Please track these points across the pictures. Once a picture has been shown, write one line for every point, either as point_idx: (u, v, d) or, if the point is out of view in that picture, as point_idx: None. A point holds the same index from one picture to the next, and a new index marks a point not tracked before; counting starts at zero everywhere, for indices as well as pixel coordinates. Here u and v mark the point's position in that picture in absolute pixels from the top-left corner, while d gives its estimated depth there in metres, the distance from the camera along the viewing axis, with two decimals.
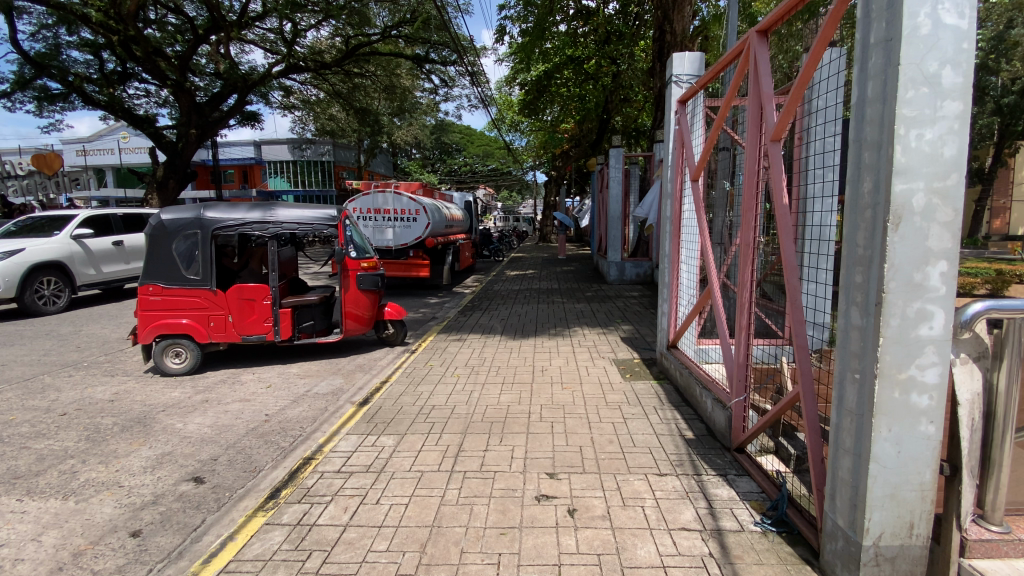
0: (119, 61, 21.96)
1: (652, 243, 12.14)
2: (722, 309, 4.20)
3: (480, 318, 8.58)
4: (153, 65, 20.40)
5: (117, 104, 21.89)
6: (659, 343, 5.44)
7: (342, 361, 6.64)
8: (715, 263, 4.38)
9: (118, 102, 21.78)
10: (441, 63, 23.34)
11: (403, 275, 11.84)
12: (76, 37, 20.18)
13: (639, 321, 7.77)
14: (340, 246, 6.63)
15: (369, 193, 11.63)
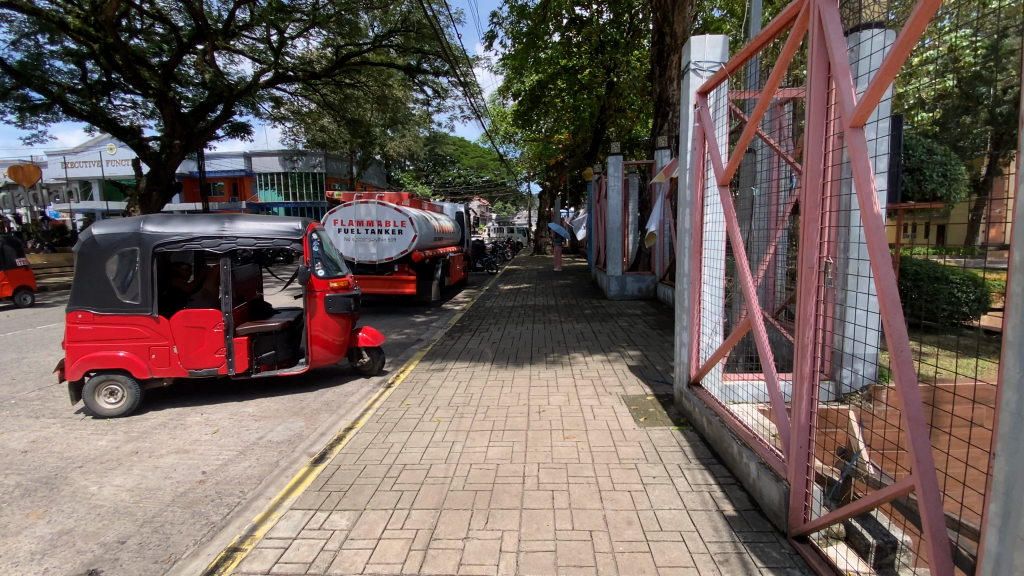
0: (104, 72, 21.20)
1: (655, 255, 11.35)
2: (766, 345, 3.27)
3: (468, 341, 7.68)
4: (135, 74, 19.63)
5: (99, 114, 21.07)
6: (677, 377, 4.59)
7: (307, 397, 5.74)
8: (753, 285, 3.48)
9: (101, 112, 20.98)
10: (434, 73, 22.73)
11: (387, 291, 10.95)
12: (59, 46, 19.40)
13: (647, 346, 6.91)
14: (306, 265, 5.76)
15: (351, 204, 10.77)
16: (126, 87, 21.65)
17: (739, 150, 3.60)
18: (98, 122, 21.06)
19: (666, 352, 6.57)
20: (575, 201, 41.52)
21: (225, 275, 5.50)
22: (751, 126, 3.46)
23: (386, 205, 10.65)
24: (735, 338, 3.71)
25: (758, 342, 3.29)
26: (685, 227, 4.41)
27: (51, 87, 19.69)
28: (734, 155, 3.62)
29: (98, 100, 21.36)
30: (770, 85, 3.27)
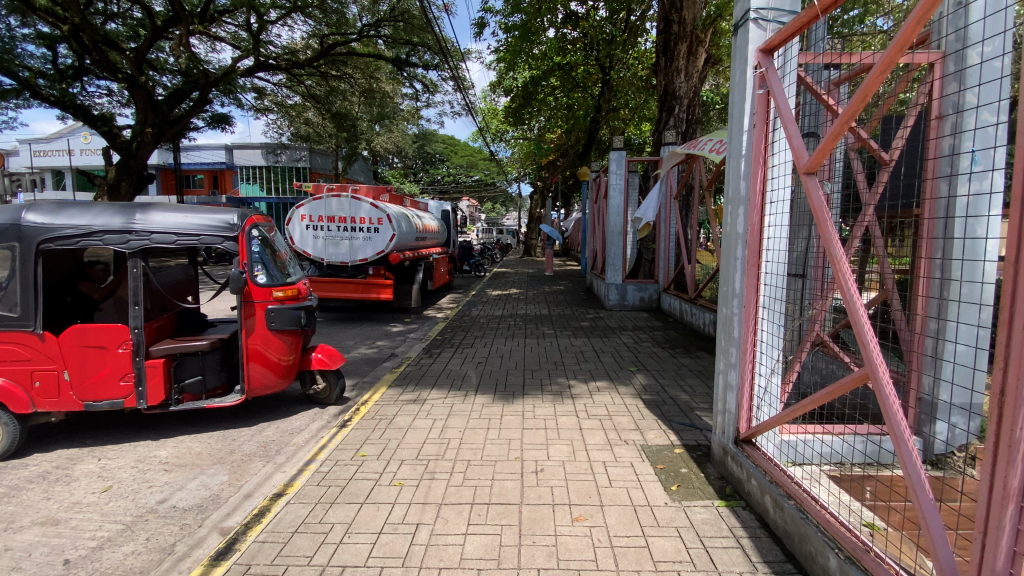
0: (76, 56, 19.69)
1: (659, 261, 10.27)
2: (893, 412, 2.22)
3: (448, 359, 6.52)
4: (103, 57, 18.22)
5: (69, 100, 19.67)
6: (716, 426, 3.52)
7: (240, 438, 4.56)
8: (864, 322, 2.38)
9: (71, 98, 19.59)
10: (423, 66, 21.50)
11: (360, 297, 9.70)
12: (29, 29, 17.93)
13: (660, 371, 5.80)
14: (240, 269, 4.51)
15: (321, 197, 9.61)
16: (97, 74, 20.20)
17: (844, 120, 2.51)
18: (68, 110, 19.68)
19: (685, 382, 5.47)
20: (566, 202, 40.59)
21: (133, 280, 4.29)
22: (872, 81, 2.40)
23: (361, 199, 9.47)
24: (824, 395, 2.64)
25: (887, 413, 2.23)
26: (733, 231, 3.27)
27: (20, 72, 18.29)
28: (833, 127, 2.53)
29: (70, 87, 19.94)
30: (912, 22, 2.19)
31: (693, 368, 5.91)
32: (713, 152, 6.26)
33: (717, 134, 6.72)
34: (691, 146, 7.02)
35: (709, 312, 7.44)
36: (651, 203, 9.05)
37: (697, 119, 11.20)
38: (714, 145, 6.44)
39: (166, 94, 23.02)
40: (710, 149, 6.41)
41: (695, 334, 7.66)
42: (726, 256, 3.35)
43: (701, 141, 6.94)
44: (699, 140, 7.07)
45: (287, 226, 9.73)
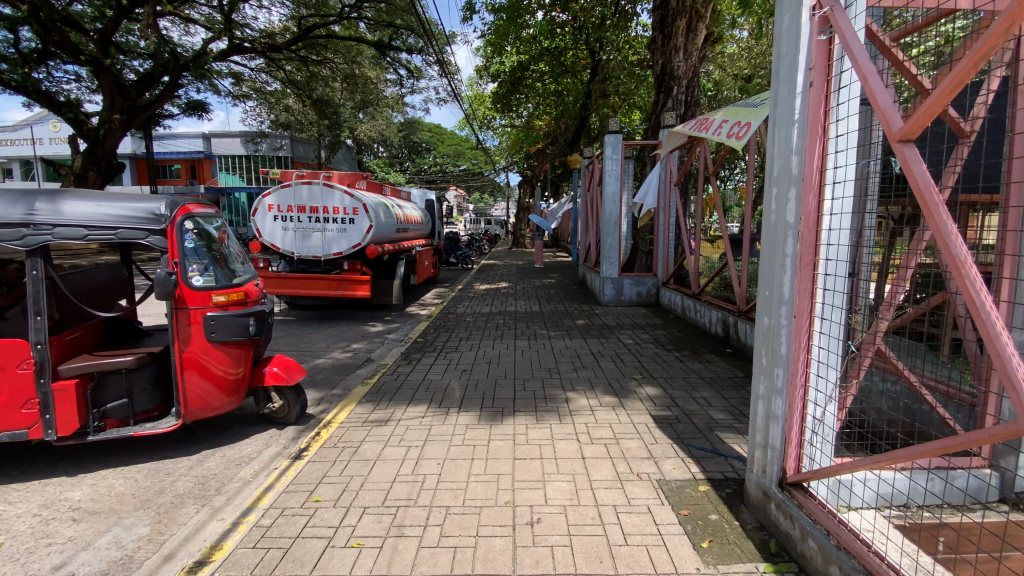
0: (36, 39, 18.40)
1: (657, 253, 9.53)
2: None
3: (429, 366, 5.77)
4: (64, 39, 16.97)
5: (31, 85, 18.41)
6: (753, 462, 2.84)
7: (175, 474, 3.81)
8: (1007, 357, 1.68)
9: (32, 83, 18.34)
10: (407, 50, 20.47)
11: (334, 294, 8.78)
12: None
13: (667, 380, 5.11)
14: (167, 269, 3.74)
15: (290, 184, 8.80)
16: (63, 58, 18.88)
17: (964, 70, 1.80)
18: (30, 95, 18.41)
19: (696, 392, 4.79)
20: (554, 192, 39.90)
21: (31, 285, 3.50)
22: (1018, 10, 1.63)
23: (334, 186, 8.70)
24: (930, 447, 1.97)
25: None
26: (780, 220, 2.57)
27: None
28: (947, 79, 1.81)
29: (33, 71, 18.62)
30: None
31: (705, 376, 5.24)
32: (729, 136, 5.37)
33: (726, 111, 5.88)
34: (699, 126, 6.18)
35: (716, 310, 6.78)
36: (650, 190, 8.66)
37: (696, 101, 10.47)
38: (727, 124, 5.59)
39: (134, 78, 21.75)
40: (724, 133, 5.50)
41: (700, 334, 7.01)
42: (768, 251, 2.65)
43: (709, 119, 6.09)
44: (706, 116, 6.22)
45: (253, 218, 8.90)
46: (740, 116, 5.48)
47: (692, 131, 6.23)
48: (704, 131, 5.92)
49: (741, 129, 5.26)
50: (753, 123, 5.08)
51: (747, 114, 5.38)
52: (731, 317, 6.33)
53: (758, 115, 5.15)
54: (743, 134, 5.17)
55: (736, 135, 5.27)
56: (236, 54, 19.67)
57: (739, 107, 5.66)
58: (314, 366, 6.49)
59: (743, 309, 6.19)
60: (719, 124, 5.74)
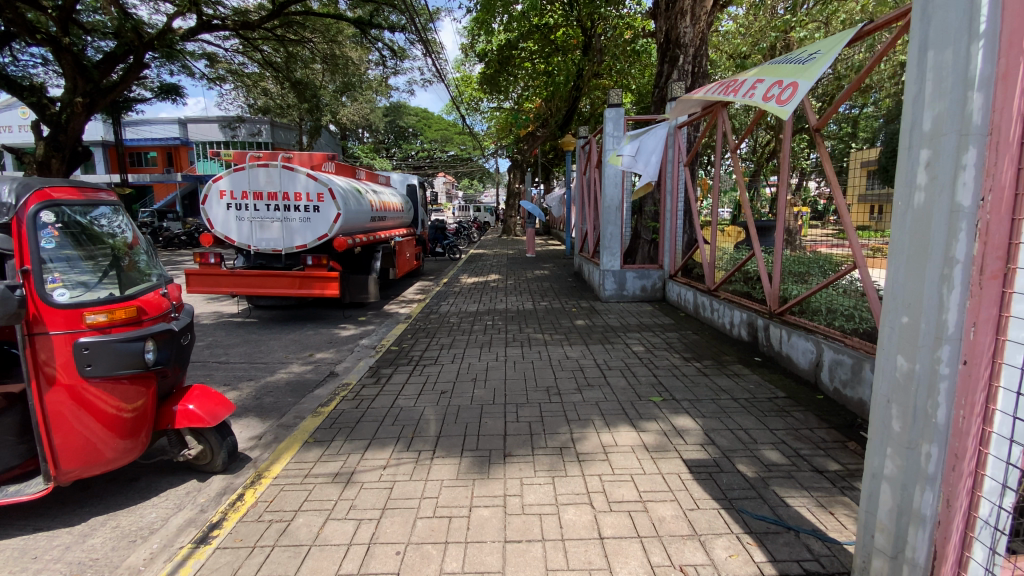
0: None
1: (663, 242, 8.49)
2: None
3: (401, 385, 4.73)
4: (17, 15, 15.55)
5: None
6: (870, 572, 1.91)
7: (44, 559, 2.77)
8: None
9: None
10: (389, 28, 19.06)
11: (297, 293, 7.60)
12: None
13: (693, 403, 4.13)
14: (10, 281, 2.66)
15: (243, 167, 7.65)
16: (21, 38, 17.44)
17: None
18: None
19: (731, 420, 3.83)
20: (544, 178, 38.69)
21: None
22: None
23: (295, 169, 7.56)
24: None
25: None
26: (938, 202, 1.64)
27: None
28: None
29: None
30: None
31: (737, 397, 4.28)
32: (768, 100, 4.30)
33: (761, 70, 4.82)
34: (725, 90, 5.12)
35: (739, 310, 5.81)
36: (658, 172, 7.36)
37: (704, 72, 9.36)
38: (764, 86, 4.53)
39: (97, 58, 20.25)
40: (761, 96, 4.43)
41: (720, 337, 6.02)
42: (913, 250, 1.71)
43: (739, 80, 5.04)
44: (736, 77, 5.16)
45: (203, 206, 7.75)
46: (781, 75, 4.41)
47: (717, 95, 5.18)
48: (733, 96, 4.87)
49: (783, 91, 4.20)
50: (801, 83, 3.99)
51: (791, 72, 4.31)
52: (759, 319, 5.36)
53: (806, 73, 4.08)
54: (787, 97, 4.10)
55: (778, 99, 4.19)
56: (206, 32, 18.29)
57: (780, 65, 4.58)
58: (266, 384, 5.41)
59: (774, 310, 5.22)
60: (752, 86, 4.69)
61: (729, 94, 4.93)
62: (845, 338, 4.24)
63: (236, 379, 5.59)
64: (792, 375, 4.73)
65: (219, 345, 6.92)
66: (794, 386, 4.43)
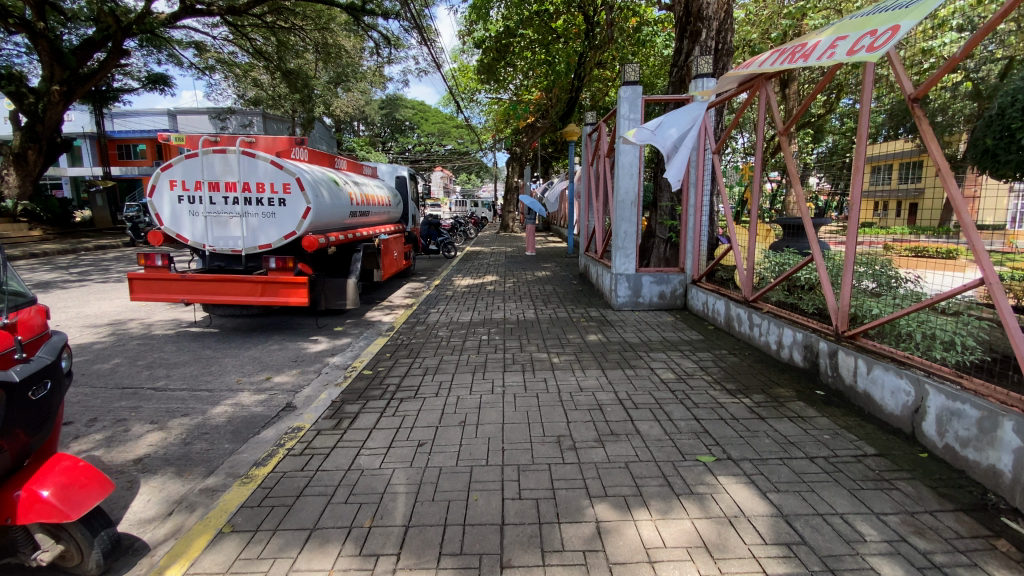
0: None
1: (683, 241, 7.39)
2: None
3: (366, 431, 3.63)
4: None
5: None
6: None
7: None
8: None
9: None
10: (383, 15, 17.68)
11: (258, 302, 6.46)
12: None
13: (755, 466, 3.05)
14: None
15: (196, 153, 6.50)
16: None
17: None
18: None
19: (815, 497, 2.77)
20: (543, 172, 37.59)
21: None
22: None
23: (257, 155, 6.43)
24: None
25: None
26: None
27: None
28: None
29: None
30: None
31: (812, 456, 3.22)
32: (854, 52, 3.23)
33: (843, 30, 3.69)
34: (790, 59, 3.97)
35: (790, 328, 4.71)
36: (681, 155, 5.98)
37: (729, 49, 8.24)
38: (848, 42, 3.42)
39: (74, 45, 19.04)
40: (844, 51, 3.36)
41: (765, 361, 4.93)
42: None
43: (811, 46, 3.89)
44: (806, 42, 4.02)
45: (150, 198, 6.61)
46: (875, 25, 3.31)
47: (780, 67, 4.02)
48: (802, 62, 3.73)
49: (877, 37, 3.12)
50: (904, 23, 2.94)
51: (889, 18, 3.20)
52: (821, 342, 4.27)
53: (911, 13, 3.02)
54: (882, 43, 3.03)
55: (868, 47, 3.12)
56: (187, 17, 17.09)
57: (872, 16, 3.49)
58: (203, 423, 4.31)
59: (841, 331, 4.13)
60: (830, 47, 3.57)
61: (797, 62, 3.79)
62: (958, 379, 3.18)
63: (168, 414, 4.49)
64: (872, 421, 3.68)
65: (164, 364, 5.82)
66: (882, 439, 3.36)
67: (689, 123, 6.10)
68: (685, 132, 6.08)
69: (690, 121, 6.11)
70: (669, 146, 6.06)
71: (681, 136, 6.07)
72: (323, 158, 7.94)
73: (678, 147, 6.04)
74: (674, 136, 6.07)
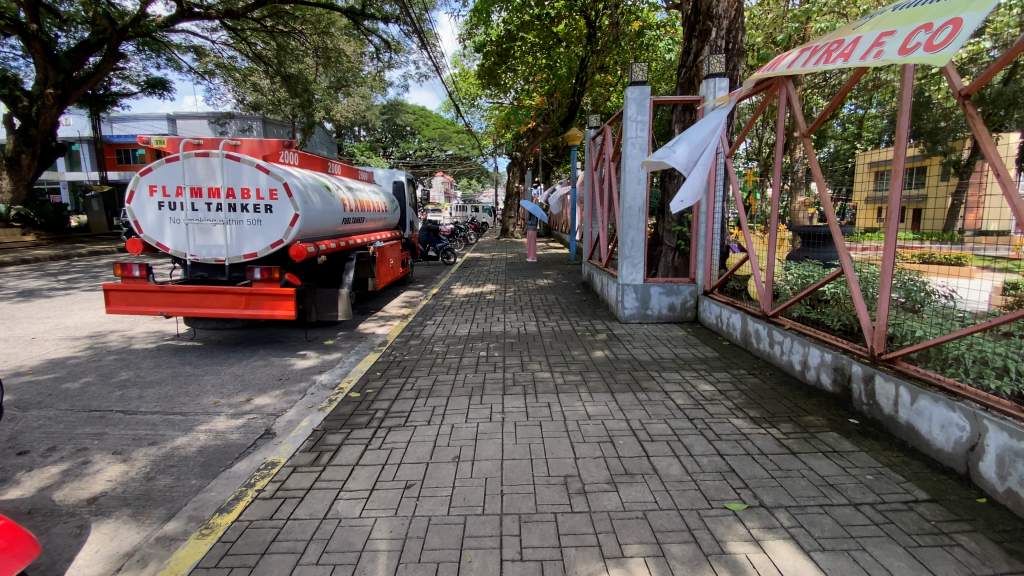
0: None
1: (693, 250, 6.99)
2: None
3: (348, 468, 3.22)
4: None
5: None
6: None
7: None
8: None
9: None
10: (383, 19, 17.41)
11: (242, 315, 6.06)
12: None
13: (792, 518, 2.63)
14: None
15: (176, 157, 6.11)
16: None
17: None
18: None
19: (868, 558, 2.36)
20: (544, 177, 37.34)
21: None
22: None
23: (242, 159, 6.05)
24: None
25: None
26: None
27: None
28: None
29: None
30: None
31: (856, 503, 2.80)
32: (909, 51, 2.90)
33: (886, 24, 3.32)
34: (825, 58, 3.58)
35: (816, 347, 4.30)
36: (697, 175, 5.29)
37: (740, 49, 7.87)
38: (897, 38, 3.08)
39: (70, 48, 18.73)
40: (894, 48, 3.03)
41: (788, 383, 4.52)
42: None
43: (849, 42, 3.50)
44: (842, 39, 3.63)
45: (128, 205, 6.23)
46: (927, 17, 2.97)
47: (813, 68, 3.63)
48: (842, 63, 3.36)
49: (937, 33, 2.81)
50: (970, 17, 2.62)
51: (945, 9, 2.88)
52: (854, 365, 3.86)
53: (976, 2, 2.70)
54: (944, 40, 2.72)
55: (926, 45, 2.81)
56: (184, 20, 16.76)
57: (921, 6, 3.15)
58: (171, 454, 3.89)
59: (877, 353, 3.73)
60: (874, 44, 3.22)
61: (835, 62, 3.41)
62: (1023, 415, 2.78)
63: (134, 443, 4.07)
64: (918, 458, 3.27)
65: (139, 382, 5.40)
66: (935, 485, 2.94)
67: (708, 136, 5.32)
68: (704, 146, 5.31)
69: (710, 132, 5.33)
70: (686, 162, 5.28)
71: (700, 152, 5.29)
72: (315, 161, 7.57)
73: (695, 164, 5.30)
74: (691, 151, 5.28)
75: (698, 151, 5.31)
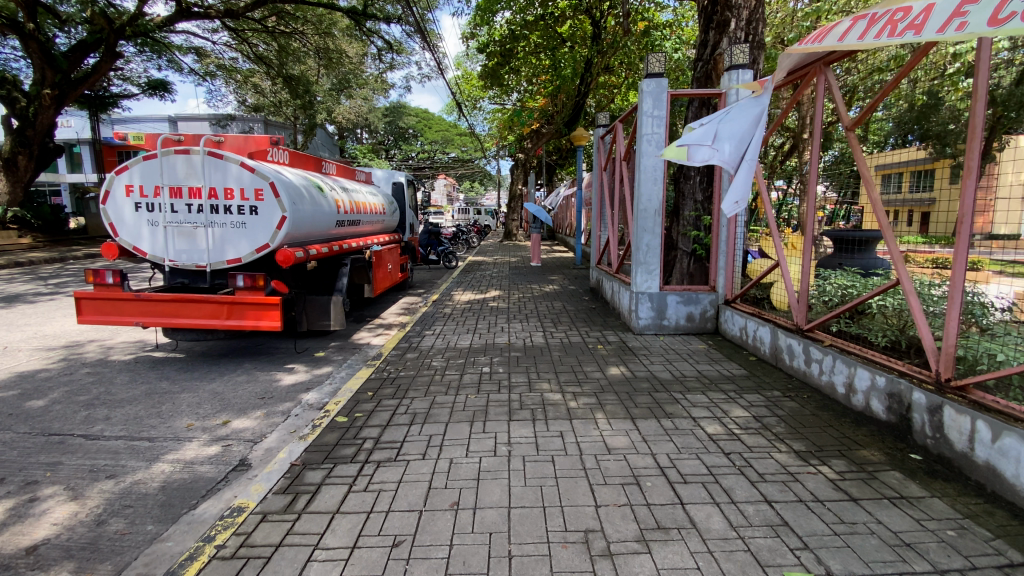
0: None
1: (713, 255, 6.48)
2: None
3: (326, 518, 2.71)
4: None
5: None
6: None
7: None
8: None
9: None
10: (385, 20, 17.00)
11: (224, 325, 5.56)
12: None
13: None
14: None
15: (155, 154, 5.64)
16: None
17: None
18: None
19: None
20: (547, 180, 36.90)
21: None
22: None
23: (225, 156, 5.58)
24: None
25: None
26: None
27: None
28: None
29: None
30: None
31: (944, 571, 2.28)
32: (1000, 23, 2.45)
33: None
34: (890, 30, 3.04)
35: (865, 368, 3.77)
36: (745, 170, 4.71)
37: (761, 41, 7.35)
38: (982, 6, 2.61)
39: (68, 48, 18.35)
40: (980, 19, 2.56)
41: (832, 408, 3.99)
42: None
43: (920, 10, 2.97)
44: (908, 5, 3.10)
45: (103, 207, 5.76)
46: None
47: (875, 42, 3.09)
48: (912, 36, 2.84)
49: None
50: None
51: None
52: (914, 393, 3.34)
53: None
54: None
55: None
56: (183, 20, 16.34)
57: None
58: (129, 490, 3.39)
59: (945, 379, 3.22)
60: (954, 14, 2.72)
61: (904, 34, 2.89)
62: None
63: (90, 476, 3.57)
64: (1004, 507, 2.74)
65: (108, 401, 4.91)
66: None
67: (751, 127, 4.79)
68: (749, 139, 4.78)
69: (752, 123, 4.81)
70: (732, 159, 4.74)
71: (745, 145, 4.76)
72: (307, 160, 7.09)
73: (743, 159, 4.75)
74: (736, 146, 4.75)
75: (743, 145, 4.78)
